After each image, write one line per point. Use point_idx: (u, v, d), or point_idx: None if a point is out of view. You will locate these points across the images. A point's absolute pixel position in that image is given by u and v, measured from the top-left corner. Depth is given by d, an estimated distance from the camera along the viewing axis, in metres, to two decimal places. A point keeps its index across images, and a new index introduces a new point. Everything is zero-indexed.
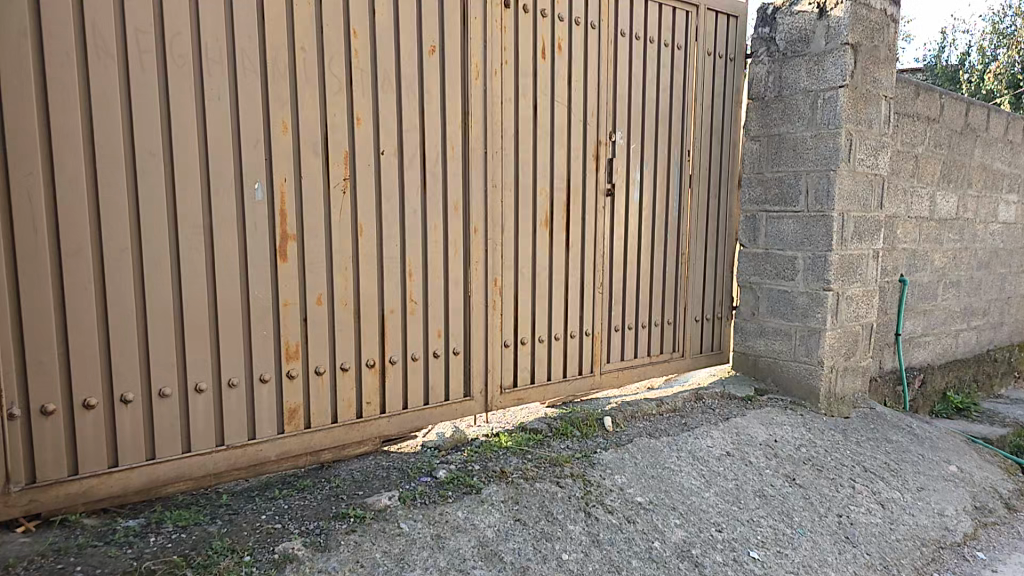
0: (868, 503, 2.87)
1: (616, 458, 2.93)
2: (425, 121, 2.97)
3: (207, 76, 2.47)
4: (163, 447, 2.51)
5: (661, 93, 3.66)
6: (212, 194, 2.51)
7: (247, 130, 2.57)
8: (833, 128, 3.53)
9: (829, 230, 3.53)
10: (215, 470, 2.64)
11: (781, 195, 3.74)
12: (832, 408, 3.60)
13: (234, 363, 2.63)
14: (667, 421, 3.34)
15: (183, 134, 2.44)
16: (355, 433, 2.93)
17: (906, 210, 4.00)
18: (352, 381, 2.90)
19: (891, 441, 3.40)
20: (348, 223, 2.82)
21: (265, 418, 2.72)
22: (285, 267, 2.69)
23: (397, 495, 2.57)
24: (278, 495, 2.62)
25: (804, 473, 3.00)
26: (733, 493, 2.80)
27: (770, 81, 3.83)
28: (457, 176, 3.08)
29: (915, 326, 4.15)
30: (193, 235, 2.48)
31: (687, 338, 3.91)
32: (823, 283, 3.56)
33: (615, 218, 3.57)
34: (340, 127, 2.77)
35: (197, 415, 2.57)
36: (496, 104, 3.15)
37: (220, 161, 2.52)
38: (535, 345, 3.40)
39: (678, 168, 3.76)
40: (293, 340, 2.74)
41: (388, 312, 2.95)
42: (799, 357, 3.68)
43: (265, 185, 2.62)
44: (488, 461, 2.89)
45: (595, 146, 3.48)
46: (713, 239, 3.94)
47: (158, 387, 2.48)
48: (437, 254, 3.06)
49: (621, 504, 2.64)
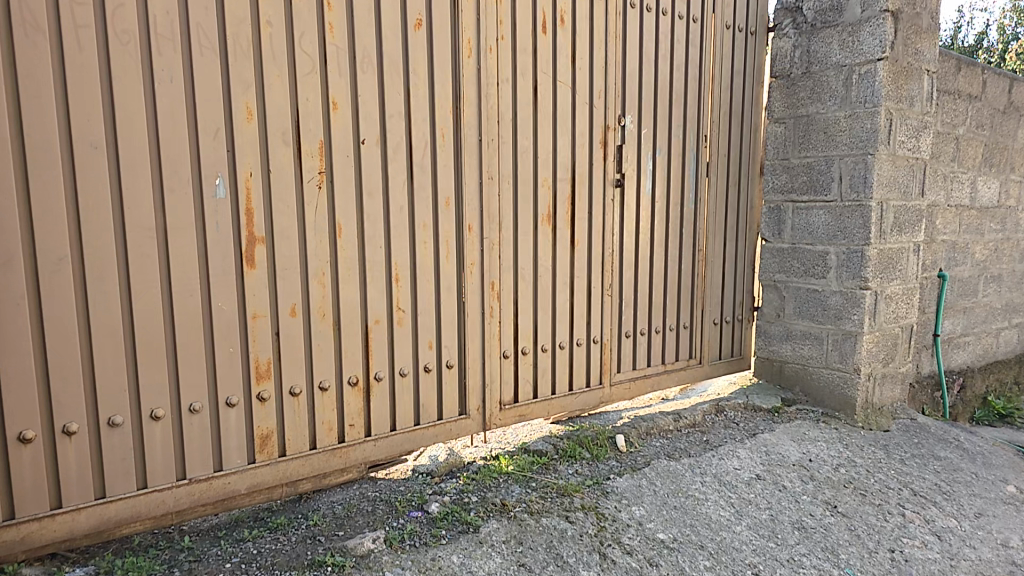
0: (923, 534, 2.51)
1: (633, 485, 2.59)
2: (412, 106, 2.60)
3: (157, 55, 2.10)
4: (116, 484, 2.17)
5: (677, 71, 3.27)
6: (165, 193, 2.15)
7: (205, 118, 2.20)
8: (871, 107, 3.13)
9: (866, 222, 3.15)
10: (177, 509, 2.29)
11: (811, 183, 3.36)
12: (870, 420, 3.25)
13: (196, 385, 2.27)
14: (686, 439, 3.02)
15: (131, 122, 2.08)
16: (337, 460, 2.59)
17: (946, 197, 3.62)
18: (334, 402, 2.56)
19: (939, 458, 3.05)
20: (325, 223, 2.46)
21: (233, 447, 2.37)
22: (253, 275, 2.33)
23: (382, 536, 2.23)
24: (246, 538, 2.28)
25: (846, 499, 2.66)
26: (768, 526, 2.46)
27: (796, 56, 3.43)
28: (449, 169, 2.71)
29: (955, 325, 3.79)
30: (144, 239, 2.13)
31: (705, 343, 3.57)
32: (859, 282, 3.18)
33: (626, 213, 3.21)
34: (314, 114, 2.40)
35: (154, 445, 2.22)
36: (492, 85, 2.77)
37: (175, 154, 2.16)
38: (539, 356, 3.05)
39: (694, 156, 3.38)
40: (263, 357, 2.39)
41: (372, 323, 2.61)
42: (832, 364, 3.32)
43: (228, 180, 2.27)
44: (488, 490, 2.56)
45: (602, 131, 3.10)
46: (733, 234, 3.57)
47: (107, 416, 2.13)
48: (427, 257, 2.70)
49: (641, 542, 2.30)
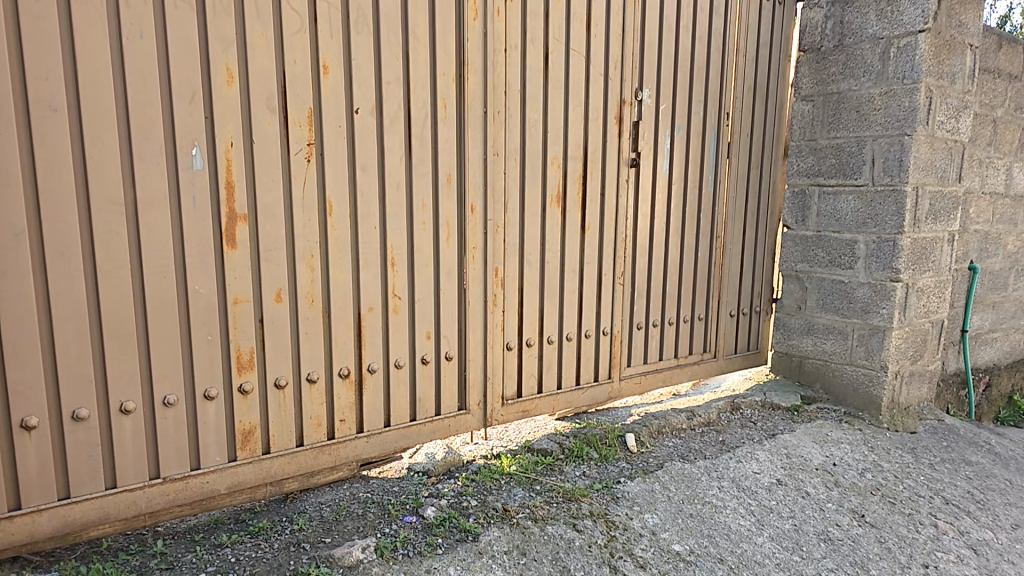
0: (957, 547, 2.33)
1: (645, 490, 2.41)
2: (412, 73, 2.35)
3: (124, 5, 1.85)
4: (83, 483, 1.95)
5: (699, 42, 3.01)
6: (134, 162, 1.91)
7: (179, 78, 1.95)
8: (910, 83, 2.88)
9: (900, 208, 2.92)
10: (150, 509, 2.08)
11: (840, 166, 3.14)
12: (895, 421, 3.06)
13: (171, 376, 2.05)
14: (701, 440, 2.85)
15: (96, 82, 1.83)
16: (327, 458, 2.39)
17: (981, 184, 3.38)
18: (323, 396, 2.35)
19: (971, 463, 2.87)
20: (314, 201, 2.22)
21: (212, 444, 2.15)
22: (233, 256, 2.10)
23: (373, 544, 2.04)
24: (225, 543, 2.09)
25: (873, 508, 2.48)
26: (792, 537, 2.28)
27: (829, 28, 3.17)
28: (451, 143, 2.47)
29: (984, 321, 3.58)
30: (112, 214, 1.89)
31: (721, 335, 3.36)
32: (890, 273, 2.96)
33: (641, 195, 2.98)
34: (302, 78, 2.15)
35: (125, 442, 2.00)
36: (500, 52, 2.52)
37: (146, 119, 1.91)
38: (545, 348, 2.85)
39: (714, 135, 3.14)
40: (245, 346, 2.17)
41: (366, 311, 2.38)
42: (857, 361, 3.13)
43: (205, 149, 2.02)
44: (490, 493, 2.37)
45: (618, 106, 2.85)
46: (754, 220, 3.35)
47: (71, 409, 1.90)
48: (427, 240, 2.47)
49: (655, 554, 2.12)
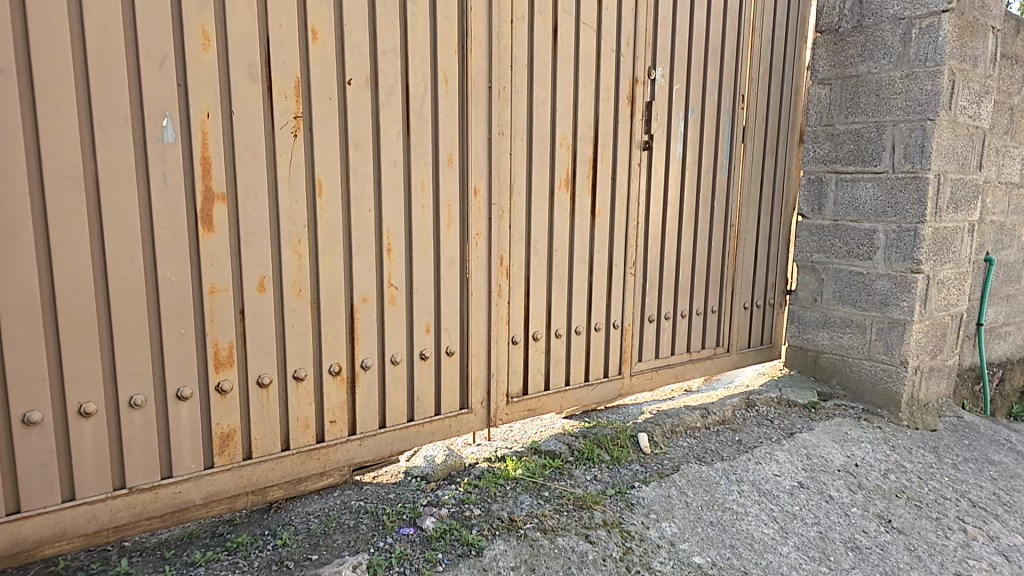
0: (989, 554, 2.21)
1: (662, 496, 2.24)
2: (410, 42, 2.14)
3: None
4: (35, 497, 1.70)
5: (714, 20, 2.84)
6: (94, 130, 1.66)
7: (149, 37, 1.71)
8: (932, 66, 2.75)
9: (922, 196, 2.79)
10: (113, 524, 1.83)
11: (859, 152, 3.01)
12: (915, 418, 2.95)
13: (139, 374, 1.80)
14: (717, 440, 2.69)
15: (48, 35, 1.57)
16: (316, 463, 2.16)
17: (997, 173, 3.28)
18: (312, 394, 2.12)
19: (994, 463, 2.76)
20: (302, 180, 1.99)
21: (185, 450, 1.91)
22: (210, 239, 1.86)
23: (366, 562, 1.83)
24: (199, 562, 1.86)
25: (900, 512, 2.35)
26: (818, 546, 2.13)
27: (847, 9, 3.03)
28: (452, 120, 2.26)
29: (998, 314, 3.50)
30: (68, 188, 1.64)
31: (733, 329, 3.21)
32: (911, 265, 2.84)
33: (653, 180, 2.80)
34: (288, 42, 1.91)
35: (84, 450, 1.75)
36: (505, 22, 2.31)
37: (109, 82, 1.67)
38: (552, 342, 2.66)
39: (729, 120, 2.98)
40: (223, 341, 1.93)
41: (359, 303, 2.16)
42: (875, 356, 3.01)
43: (178, 120, 1.78)
44: (494, 500, 2.17)
45: (630, 85, 2.66)
46: (768, 208, 3.20)
47: (20, 414, 1.65)
48: (426, 225, 2.26)
49: (675, 568, 1.95)
